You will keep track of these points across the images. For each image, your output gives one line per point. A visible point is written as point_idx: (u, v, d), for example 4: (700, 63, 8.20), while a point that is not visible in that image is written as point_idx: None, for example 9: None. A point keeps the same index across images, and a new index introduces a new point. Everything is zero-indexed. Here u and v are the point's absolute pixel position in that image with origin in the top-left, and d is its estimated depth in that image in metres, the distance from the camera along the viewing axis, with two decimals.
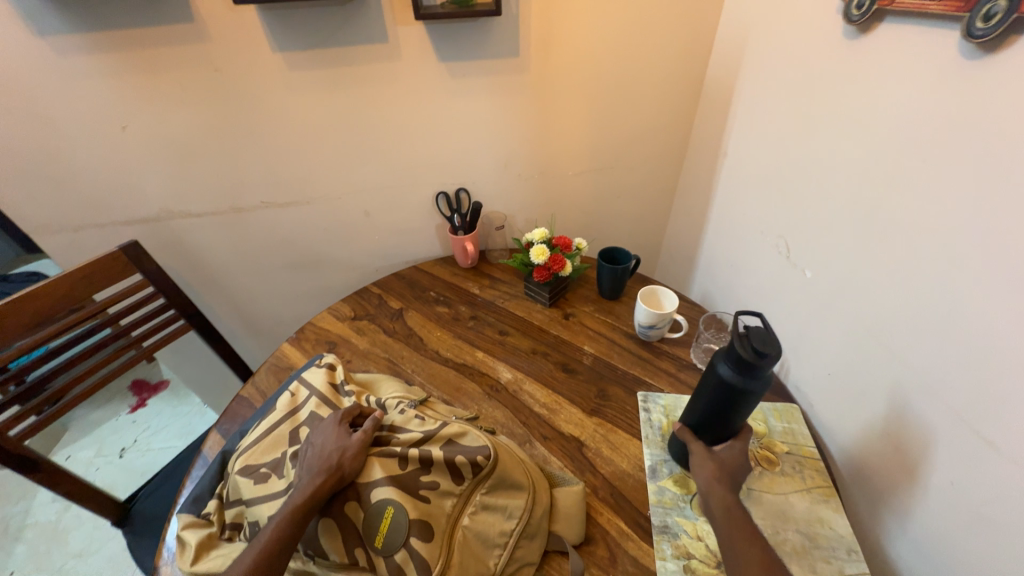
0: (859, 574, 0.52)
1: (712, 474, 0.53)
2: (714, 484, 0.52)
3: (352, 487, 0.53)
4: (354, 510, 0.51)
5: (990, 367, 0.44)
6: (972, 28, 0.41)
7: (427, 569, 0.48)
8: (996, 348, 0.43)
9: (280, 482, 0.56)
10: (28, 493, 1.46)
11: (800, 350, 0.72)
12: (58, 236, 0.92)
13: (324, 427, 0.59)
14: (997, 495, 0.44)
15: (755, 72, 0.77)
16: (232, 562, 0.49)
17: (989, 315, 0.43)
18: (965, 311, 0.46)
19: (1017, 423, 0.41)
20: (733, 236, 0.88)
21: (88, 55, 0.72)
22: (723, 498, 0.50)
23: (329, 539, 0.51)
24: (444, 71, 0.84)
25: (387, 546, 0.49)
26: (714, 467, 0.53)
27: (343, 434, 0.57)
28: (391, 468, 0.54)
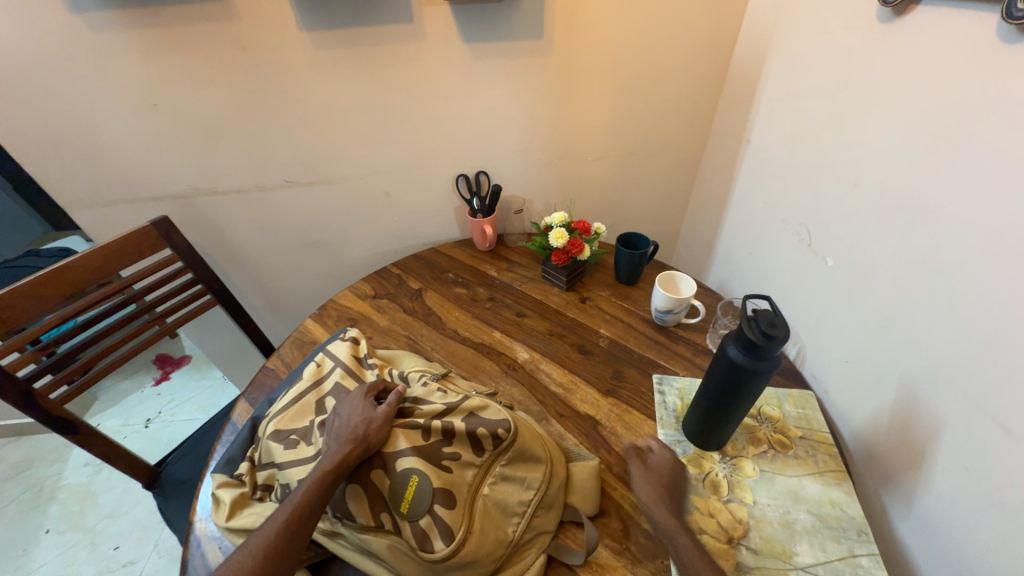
0: (869, 554, 0.53)
1: (648, 490, 0.57)
2: (653, 500, 0.55)
3: (377, 456, 0.55)
4: (380, 477, 0.54)
5: (1010, 351, 0.44)
6: (1012, 10, 0.41)
7: (450, 533, 0.50)
8: (1017, 334, 0.43)
9: (309, 448, 0.58)
10: (61, 457, 1.54)
11: (817, 337, 0.72)
12: (91, 210, 0.95)
13: (351, 400, 0.61)
14: (1009, 480, 0.44)
15: (783, 56, 0.76)
16: (265, 520, 0.51)
17: (1011, 302, 0.43)
18: (986, 297, 0.46)
19: None
20: (754, 223, 0.88)
21: (120, 32, 0.74)
22: (664, 514, 0.54)
23: (356, 503, 0.53)
24: (468, 51, 0.84)
25: (412, 512, 0.51)
26: (648, 482, 0.58)
27: (368, 407, 0.59)
28: (415, 439, 0.56)
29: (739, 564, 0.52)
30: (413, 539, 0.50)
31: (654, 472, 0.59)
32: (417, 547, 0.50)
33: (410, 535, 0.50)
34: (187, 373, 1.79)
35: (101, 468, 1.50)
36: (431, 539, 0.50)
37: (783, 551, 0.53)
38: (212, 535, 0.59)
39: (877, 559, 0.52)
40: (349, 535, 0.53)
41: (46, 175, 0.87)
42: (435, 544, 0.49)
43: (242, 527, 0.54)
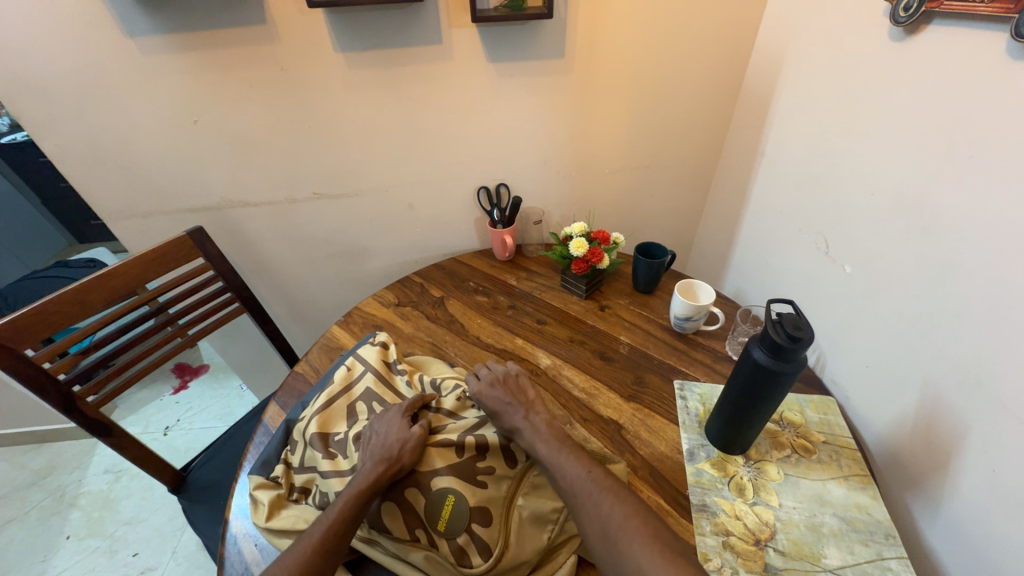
0: (897, 558, 0.53)
1: (507, 412, 0.61)
2: (513, 421, 0.60)
3: (410, 473, 0.57)
4: (416, 496, 0.56)
5: None
6: (1021, 28, 0.43)
7: (488, 549, 0.53)
8: None
9: (346, 462, 0.60)
10: (82, 464, 1.56)
11: (837, 344, 0.73)
12: (130, 221, 1.00)
13: (388, 417, 0.63)
14: None
15: (795, 73, 0.79)
16: (301, 533, 0.52)
17: None
18: (1012, 303, 0.46)
19: None
20: (769, 232, 0.90)
21: (169, 54, 0.79)
22: (531, 430, 0.59)
23: (392, 518, 0.55)
24: (493, 70, 0.89)
25: (450, 530, 0.54)
26: (501, 404, 0.63)
27: (403, 426, 0.61)
28: (449, 457, 0.59)
29: (767, 565, 0.53)
30: (452, 555, 0.53)
31: (492, 406, 0.63)
32: (456, 562, 0.52)
33: (449, 551, 0.53)
34: (205, 381, 1.82)
35: (121, 474, 1.53)
36: (468, 554, 0.53)
37: (811, 554, 0.54)
38: (249, 534, 0.60)
39: (905, 562, 0.53)
40: (388, 544, 0.55)
41: (91, 187, 0.92)
42: (473, 559, 0.52)
43: (280, 528, 0.55)
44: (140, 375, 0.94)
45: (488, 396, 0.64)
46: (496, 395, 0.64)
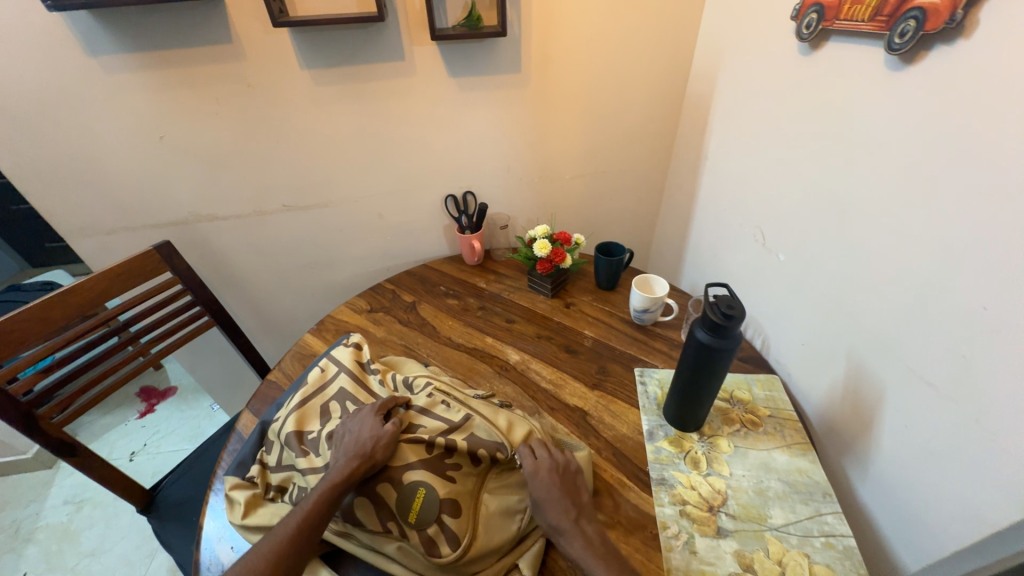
0: (833, 512, 0.59)
1: (557, 504, 0.55)
2: (563, 522, 0.54)
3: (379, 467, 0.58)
4: (387, 489, 0.57)
5: (966, 328, 0.47)
6: (892, 44, 0.51)
7: (457, 539, 0.54)
8: (975, 315, 0.46)
9: (320, 459, 0.61)
10: (39, 496, 1.48)
11: (778, 327, 0.80)
12: (92, 238, 0.99)
13: (362, 416, 0.64)
14: (956, 441, 0.49)
15: (728, 84, 0.87)
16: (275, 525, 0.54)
17: (950, 281, 0.49)
18: (914, 279, 0.53)
19: (978, 374, 0.46)
20: (716, 229, 0.98)
21: (134, 73, 0.80)
22: (580, 537, 0.52)
23: (365, 511, 0.57)
24: (454, 84, 0.94)
25: (420, 521, 0.55)
26: (553, 496, 0.56)
27: (377, 423, 0.62)
28: (421, 452, 0.60)
29: (720, 527, 0.58)
30: (422, 546, 0.54)
31: (538, 503, 0.56)
32: (425, 552, 0.54)
33: (419, 542, 0.54)
34: (172, 404, 1.76)
35: (83, 505, 1.46)
36: (437, 544, 0.54)
37: (759, 515, 0.59)
38: (223, 537, 0.61)
39: (840, 516, 0.58)
40: (362, 537, 0.57)
41: (50, 205, 0.91)
42: (442, 549, 0.54)
43: (255, 525, 0.57)
44: (99, 396, 0.91)
45: (540, 483, 0.57)
46: (550, 484, 0.57)
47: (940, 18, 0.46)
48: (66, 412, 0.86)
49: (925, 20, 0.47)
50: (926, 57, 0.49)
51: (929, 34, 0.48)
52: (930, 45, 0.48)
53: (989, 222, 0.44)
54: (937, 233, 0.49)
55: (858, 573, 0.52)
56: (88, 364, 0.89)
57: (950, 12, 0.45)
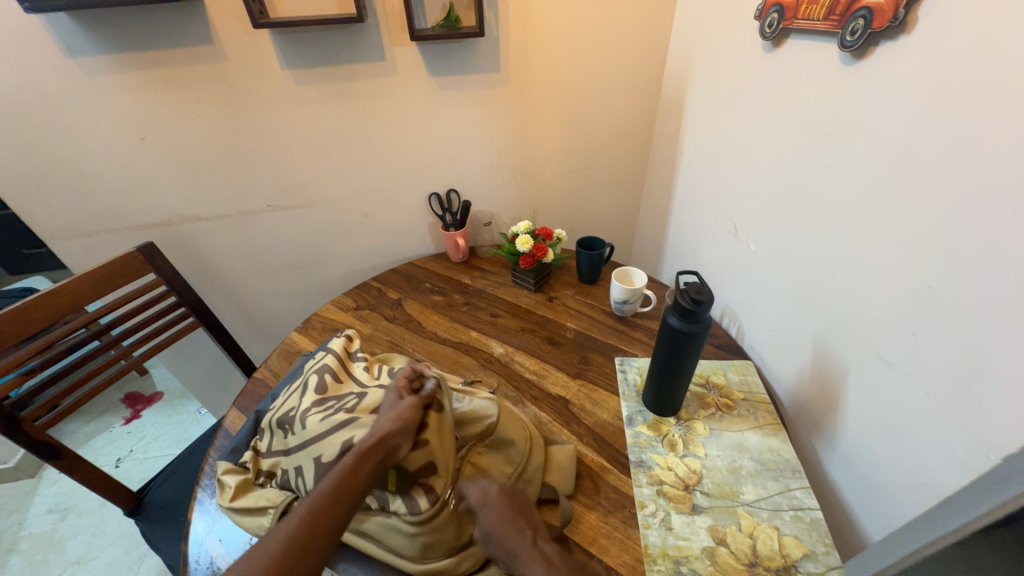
0: (802, 487, 0.62)
1: (497, 521, 0.53)
2: (518, 549, 0.52)
3: (350, 447, 0.55)
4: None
5: (916, 303, 0.50)
6: (844, 40, 0.54)
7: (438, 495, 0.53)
8: (925, 291, 0.49)
9: (300, 436, 0.58)
10: (23, 506, 1.46)
11: (751, 315, 0.83)
12: (75, 241, 0.98)
13: (384, 401, 0.60)
14: (909, 413, 0.53)
15: (700, 82, 0.91)
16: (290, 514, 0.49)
17: (900, 260, 0.52)
18: (869, 259, 0.56)
19: (928, 347, 0.49)
20: (692, 222, 1.01)
21: (115, 74, 0.81)
22: (532, 561, 0.51)
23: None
24: (435, 84, 0.96)
25: (399, 486, 0.53)
26: (496, 513, 0.54)
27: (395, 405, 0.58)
28: None
29: (694, 505, 0.60)
30: (404, 508, 0.52)
31: (490, 530, 0.53)
32: (407, 513, 0.51)
33: (401, 505, 0.52)
34: (159, 409, 1.75)
35: (69, 512, 1.44)
36: (417, 503, 0.52)
37: (731, 492, 0.62)
38: (211, 532, 0.62)
39: (808, 490, 0.61)
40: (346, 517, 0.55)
41: (31, 207, 0.91)
42: (422, 506, 0.52)
43: (243, 507, 0.56)
44: (83, 399, 0.90)
45: (495, 510, 0.54)
46: (506, 508, 0.55)
47: (885, 17, 0.49)
48: (51, 415, 0.86)
49: (872, 19, 0.50)
50: (874, 53, 0.52)
51: (876, 32, 0.51)
52: (878, 43, 0.52)
53: (932, 208, 0.47)
54: (887, 218, 0.53)
55: (824, 542, 0.55)
56: (68, 365, 0.88)
57: (893, 11, 0.48)
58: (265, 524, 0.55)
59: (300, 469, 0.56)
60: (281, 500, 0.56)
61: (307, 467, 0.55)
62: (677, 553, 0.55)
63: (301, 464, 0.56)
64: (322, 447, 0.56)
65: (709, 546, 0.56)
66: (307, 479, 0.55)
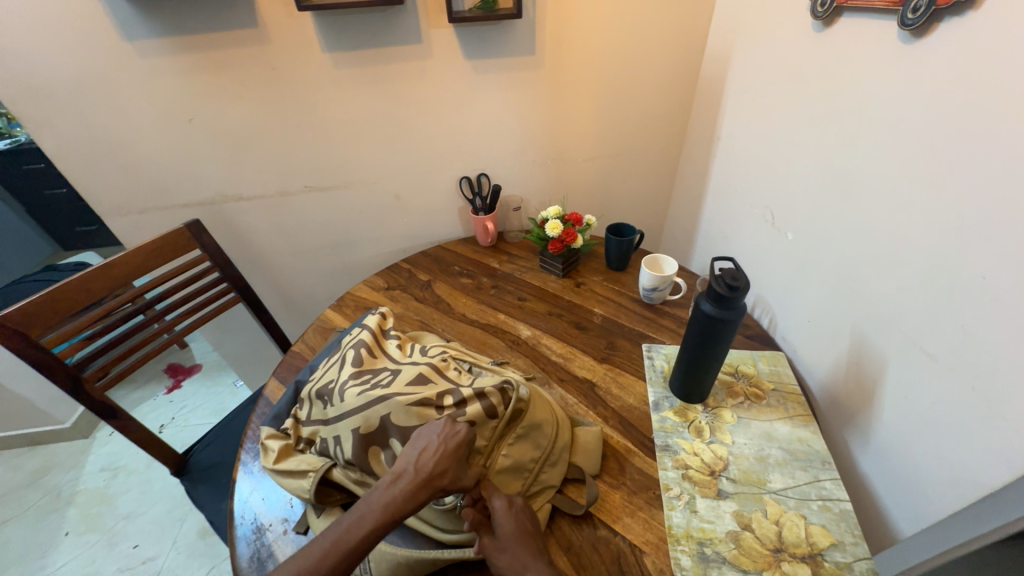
0: (831, 478, 0.61)
1: (513, 529, 0.52)
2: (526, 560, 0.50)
3: (384, 421, 0.57)
4: (396, 443, 0.56)
5: (966, 296, 0.48)
6: (904, 18, 0.52)
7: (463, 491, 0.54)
8: (977, 283, 0.47)
9: (338, 406, 0.61)
10: (79, 463, 1.58)
11: (785, 305, 0.82)
12: (128, 217, 1.04)
13: (440, 433, 0.53)
14: (946, 404, 0.52)
15: (742, 65, 0.88)
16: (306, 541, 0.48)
17: (948, 248, 0.50)
18: (916, 248, 0.54)
19: (979, 342, 0.47)
20: (726, 210, 0.99)
21: (166, 56, 0.84)
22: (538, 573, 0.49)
23: (378, 461, 0.57)
24: (470, 67, 0.96)
25: None
26: (514, 523, 0.53)
27: (456, 454, 0.52)
28: (428, 413, 0.57)
29: (720, 490, 0.61)
30: None
31: (505, 536, 0.52)
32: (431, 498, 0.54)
33: None
34: (198, 380, 1.85)
35: (119, 471, 1.55)
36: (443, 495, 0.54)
37: (758, 480, 0.62)
38: (254, 491, 0.66)
39: (838, 481, 0.61)
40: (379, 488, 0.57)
41: (90, 184, 0.97)
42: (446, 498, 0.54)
43: (285, 470, 0.60)
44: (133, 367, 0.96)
45: (516, 518, 0.53)
46: (525, 521, 0.54)
47: None
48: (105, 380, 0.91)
49: None
50: (937, 31, 0.50)
51: (941, 8, 0.48)
52: (941, 19, 0.49)
53: (989, 195, 0.45)
54: (937, 206, 0.51)
55: (853, 534, 0.55)
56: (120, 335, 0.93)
57: None
58: (306, 486, 0.58)
59: (339, 438, 0.59)
60: (320, 466, 0.59)
61: (345, 436, 0.58)
62: (701, 535, 0.56)
63: (340, 434, 0.59)
64: (359, 418, 0.58)
65: (734, 530, 0.56)
66: (346, 447, 0.57)
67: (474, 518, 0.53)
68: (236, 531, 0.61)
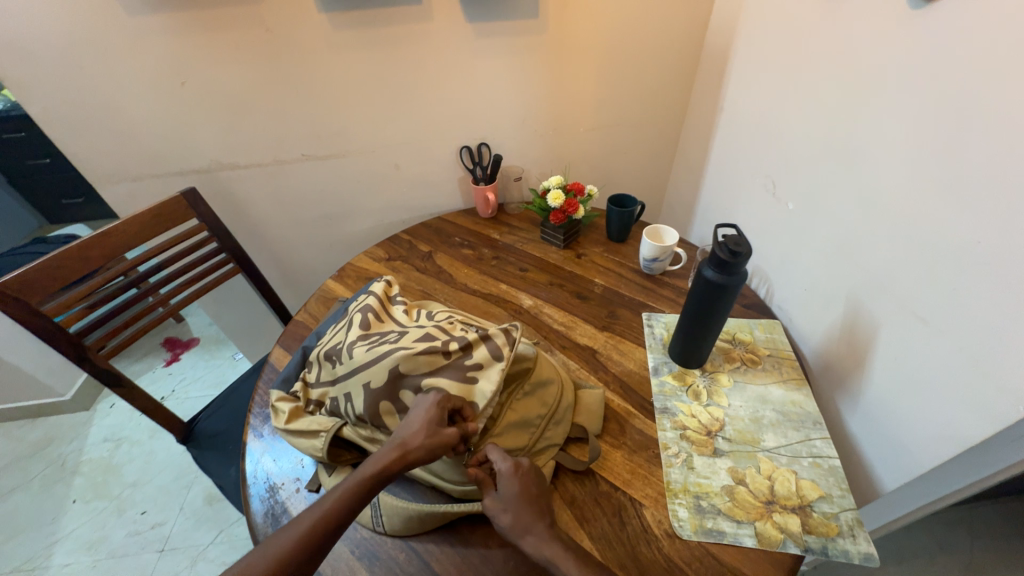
0: (822, 437, 0.64)
1: (518, 492, 0.53)
2: (531, 523, 0.51)
3: (395, 374, 0.58)
4: (408, 395, 0.58)
5: (958, 260, 0.50)
6: None
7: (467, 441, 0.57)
8: (969, 247, 0.48)
9: (347, 365, 0.62)
10: (81, 434, 1.60)
11: (783, 275, 0.83)
12: (120, 185, 1.02)
13: (423, 405, 0.55)
14: (935, 363, 0.54)
15: (747, 31, 0.86)
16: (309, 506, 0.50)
17: (942, 213, 0.51)
18: (911, 215, 0.55)
19: (970, 304, 0.49)
20: (727, 181, 0.99)
21: (153, 15, 0.81)
22: (540, 537, 0.50)
23: (390, 416, 0.58)
24: (471, 30, 0.93)
25: None
26: (519, 485, 0.54)
27: (433, 420, 0.54)
28: (436, 360, 0.59)
29: (716, 448, 0.63)
30: None
31: (509, 499, 0.52)
32: None
33: None
34: (197, 353, 1.86)
35: (122, 442, 1.57)
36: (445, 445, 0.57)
37: (753, 439, 0.64)
38: (266, 453, 0.68)
39: (828, 440, 0.64)
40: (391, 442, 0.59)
41: (79, 150, 0.94)
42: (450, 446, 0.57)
43: (297, 430, 0.61)
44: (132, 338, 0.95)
45: (520, 481, 0.54)
46: (529, 484, 0.54)
47: None
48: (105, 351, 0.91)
49: None
50: None
51: None
52: None
53: (986, 160, 0.45)
54: (933, 173, 0.52)
55: (840, 487, 0.58)
56: (119, 306, 0.92)
57: None
58: (318, 445, 0.59)
59: (349, 395, 0.60)
60: (331, 425, 0.60)
61: (356, 393, 0.59)
62: (698, 489, 0.59)
63: (350, 391, 0.60)
64: (368, 374, 0.59)
65: (728, 485, 0.59)
66: (356, 403, 0.59)
67: (480, 476, 0.54)
68: (250, 490, 0.63)
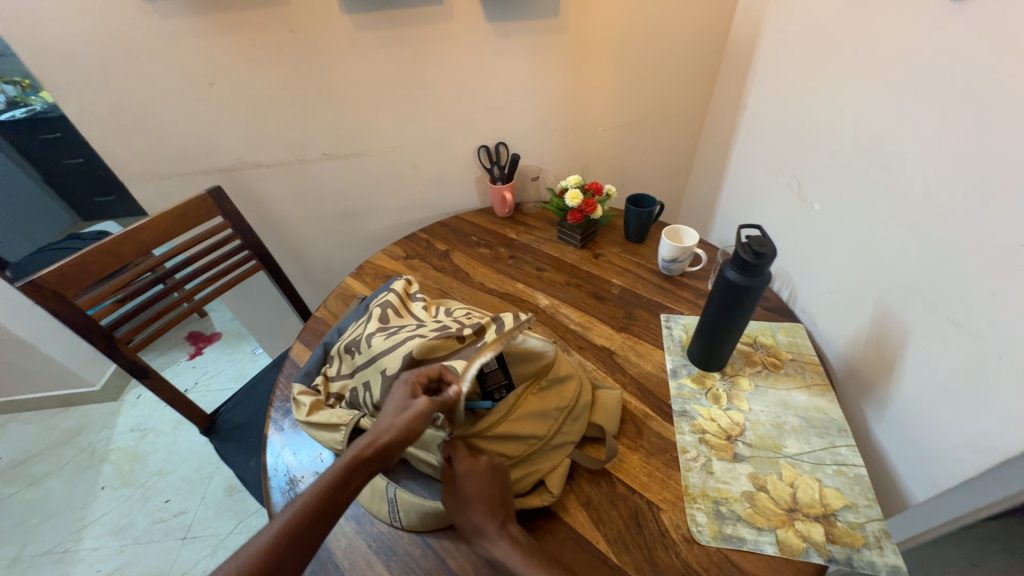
0: (847, 445, 0.62)
1: (474, 493, 0.52)
2: (479, 526, 0.51)
3: (411, 361, 0.59)
4: None
5: (998, 262, 0.48)
6: None
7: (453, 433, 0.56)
8: (1010, 250, 0.46)
9: (366, 356, 0.63)
10: (110, 423, 1.66)
11: (807, 277, 0.81)
12: (150, 183, 1.05)
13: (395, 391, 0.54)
14: (971, 369, 0.52)
15: (773, 28, 0.85)
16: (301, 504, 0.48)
17: (980, 215, 0.49)
18: (948, 216, 0.53)
19: (1009, 309, 0.47)
20: (750, 182, 0.97)
21: (184, 18, 0.83)
22: (488, 540, 0.50)
23: None
24: (491, 30, 0.94)
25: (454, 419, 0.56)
26: (475, 486, 0.52)
27: (401, 401, 0.52)
28: (451, 345, 0.60)
29: (736, 453, 0.62)
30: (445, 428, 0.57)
31: (463, 498, 0.52)
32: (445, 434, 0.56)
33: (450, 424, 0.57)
34: (219, 348, 1.91)
35: (147, 432, 1.62)
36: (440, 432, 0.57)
37: (774, 445, 0.63)
38: (286, 446, 0.69)
39: (854, 448, 0.62)
40: None
41: (112, 149, 0.97)
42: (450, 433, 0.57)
43: (318, 422, 0.62)
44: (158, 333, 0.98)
45: (476, 480, 0.52)
46: (487, 482, 0.53)
47: None
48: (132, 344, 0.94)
49: None
50: None
51: None
52: None
53: None
54: (972, 171, 0.49)
55: (866, 497, 0.56)
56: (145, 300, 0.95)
57: None
58: (338, 438, 0.60)
59: (368, 384, 0.61)
60: (350, 419, 0.61)
61: (374, 381, 0.60)
62: (717, 494, 0.58)
63: (368, 380, 0.61)
64: (386, 362, 0.60)
65: (749, 490, 0.58)
66: (375, 392, 0.60)
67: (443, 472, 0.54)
68: (271, 481, 0.65)
